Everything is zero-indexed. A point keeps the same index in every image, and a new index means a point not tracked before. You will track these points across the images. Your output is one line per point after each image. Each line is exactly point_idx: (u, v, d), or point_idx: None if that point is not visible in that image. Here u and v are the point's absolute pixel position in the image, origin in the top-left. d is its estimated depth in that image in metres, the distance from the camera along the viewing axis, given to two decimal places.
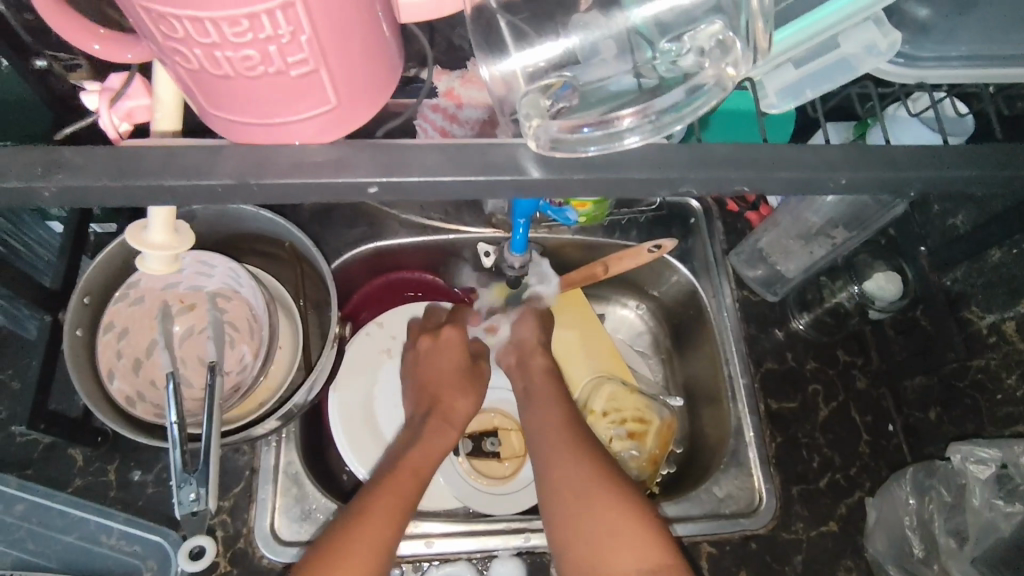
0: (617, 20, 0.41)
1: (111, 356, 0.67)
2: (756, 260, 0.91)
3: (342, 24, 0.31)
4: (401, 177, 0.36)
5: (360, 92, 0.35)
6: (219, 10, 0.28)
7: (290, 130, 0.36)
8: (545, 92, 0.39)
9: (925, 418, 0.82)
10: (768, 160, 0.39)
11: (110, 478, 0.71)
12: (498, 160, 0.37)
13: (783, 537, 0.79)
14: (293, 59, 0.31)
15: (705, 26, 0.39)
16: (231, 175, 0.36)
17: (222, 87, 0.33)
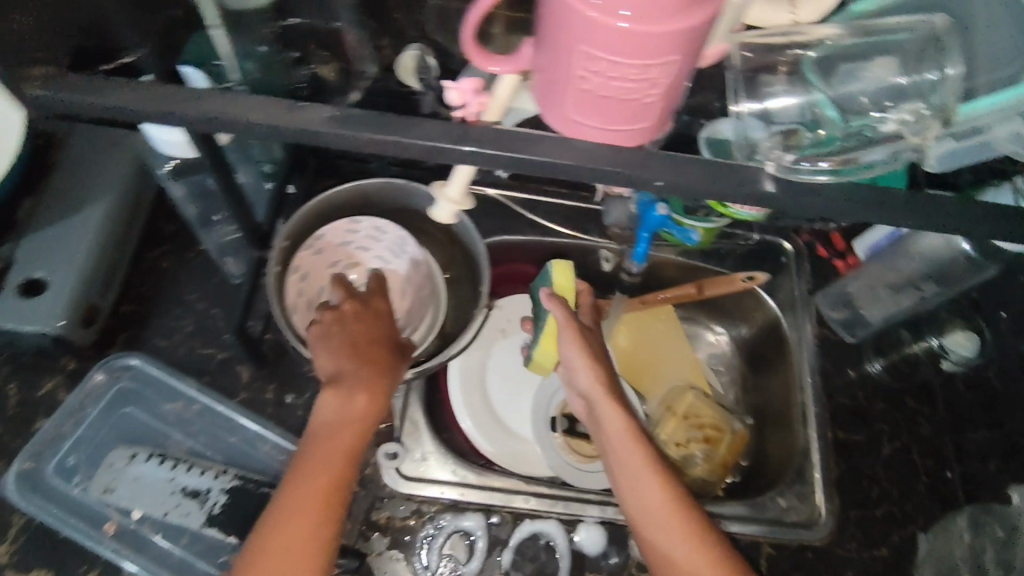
0: (806, 95, 0.54)
1: (294, 292, 0.80)
2: (841, 304, 0.99)
3: (681, 77, 0.42)
4: (630, 178, 0.46)
5: (661, 121, 0.46)
6: (619, 58, 0.39)
7: (586, 132, 0.46)
8: (774, 136, 0.52)
9: (985, 468, 0.91)
10: (927, 208, 0.48)
11: (268, 396, 0.84)
12: (722, 179, 0.47)
13: (838, 553, 0.86)
14: (653, 92, 0.42)
15: (901, 110, 0.52)
16: (500, 158, 0.47)
17: (585, 102, 0.43)
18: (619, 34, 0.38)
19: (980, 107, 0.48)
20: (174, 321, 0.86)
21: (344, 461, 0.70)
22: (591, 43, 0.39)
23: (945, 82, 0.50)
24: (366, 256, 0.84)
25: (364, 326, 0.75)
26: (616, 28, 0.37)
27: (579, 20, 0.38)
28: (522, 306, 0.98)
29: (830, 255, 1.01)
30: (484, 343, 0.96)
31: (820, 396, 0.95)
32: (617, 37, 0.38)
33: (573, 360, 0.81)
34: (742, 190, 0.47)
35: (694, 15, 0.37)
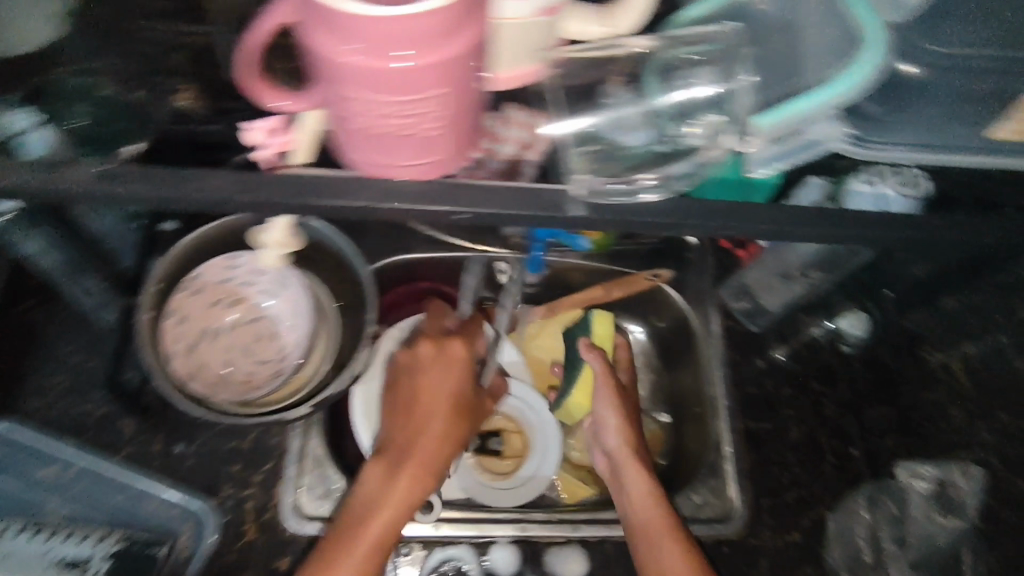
0: (643, 101, 0.53)
1: (173, 338, 0.77)
2: (742, 294, 1.00)
3: (466, 103, 0.42)
4: (472, 211, 0.47)
5: (463, 147, 0.46)
6: (396, 94, 0.39)
7: (397, 170, 0.46)
8: (589, 154, 0.51)
9: (884, 444, 0.90)
10: (744, 217, 0.49)
11: (153, 449, 0.80)
12: (547, 202, 0.47)
13: (751, 542, 0.87)
14: (428, 126, 0.42)
15: (707, 115, 0.51)
16: (345, 202, 0.47)
17: (371, 139, 0.43)
18: (390, 73, 0.38)
19: (779, 112, 0.48)
20: (45, 378, 0.81)
21: (405, 509, 0.72)
22: (364, 83, 0.39)
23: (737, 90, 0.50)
24: (251, 291, 0.81)
25: (437, 377, 0.78)
26: (385, 68, 0.38)
27: (347, 64, 0.38)
28: None
29: (731, 247, 1.03)
30: (389, 367, 0.93)
31: (726, 387, 0.96)
32: (388, 75, 0.38)
33: (605, 411, 0.89)
34: (557, 210, 0.47)
35: (458, 45, 0.38)
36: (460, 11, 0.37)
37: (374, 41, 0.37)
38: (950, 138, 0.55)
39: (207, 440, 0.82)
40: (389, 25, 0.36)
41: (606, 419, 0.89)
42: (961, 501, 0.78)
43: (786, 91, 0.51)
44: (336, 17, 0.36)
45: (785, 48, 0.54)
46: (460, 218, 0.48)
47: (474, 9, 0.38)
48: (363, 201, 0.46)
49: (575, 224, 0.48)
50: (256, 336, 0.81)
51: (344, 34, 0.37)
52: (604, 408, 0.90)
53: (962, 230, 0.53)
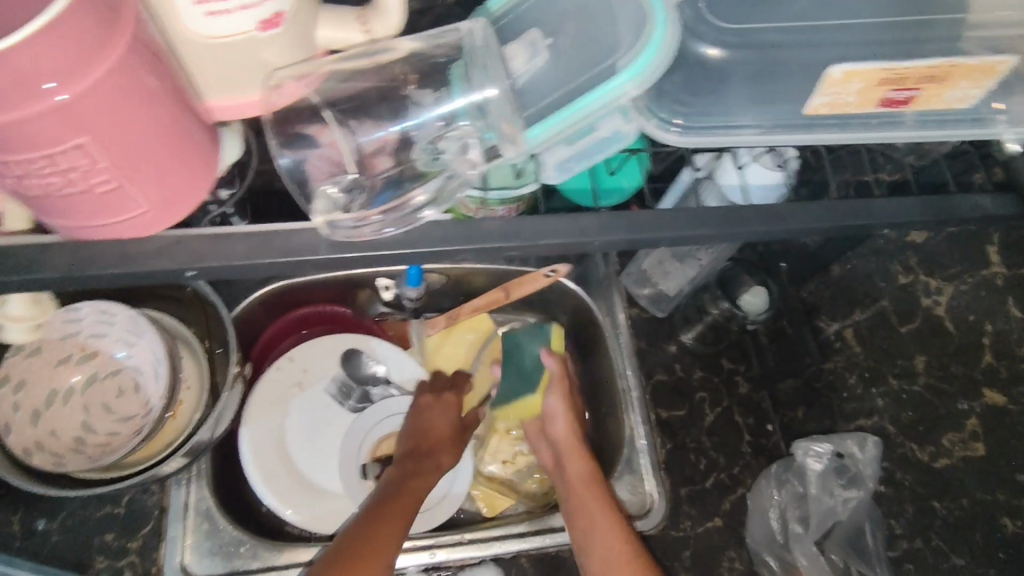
0: (433, 107, 0.47)
1: (7, 410, 0.69)
2: (643, 281, 0.95)
3: (144, 142, 0.38)
4: (266, 260, 0.45)
5: (178, 188, 0.42)
6: (38, 146, 0.35)
7: (118, 228, 0.42)
8: (347, 184, 0.47)
9: (795, 417, 0.87)
10: (536, 231, 0.47)
11: (13, 529, 0.73)
12: (296, 246, 0.45)
13: (672, 535, 0.83)
14: (98, 181, 0.38)
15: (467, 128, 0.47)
16: (109, 269, 0.43)
17: (50, 201, 0.39)
18: (13, 125, 0.33)
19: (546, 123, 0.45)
20: None
21: (411, 510, 0.69)
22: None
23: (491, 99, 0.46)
24: (104, 343, 0.72)
25: (443, 417, 0.84)
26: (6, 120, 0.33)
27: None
28: (316, 352, 0.90)
29: None
30: (279, 403, 0.87)
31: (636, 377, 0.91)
32: (14, 128, 0.33)
33: (551, 400, 0.84)
34: (316, 252, 0.45)
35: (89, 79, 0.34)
36: (73, 40, 0.33)
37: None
38: (777, 111, 0.50)
39: (72, 512, 0.74)
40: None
41: (552, 411, 0.84)
42: (859, 473, 0.77)
43: (590, 82, 0.46)
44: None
45: (588, 33, 0.49)
46: (249, 266, 0.45)
47: (96, 38, 0.34)
48: (68, 266, 0.43)
49: (377, 261, 0.46)
50: (118, 390, 0.73)
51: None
52: (553, 402, 0.84)
53: (818, 209, 0.49)
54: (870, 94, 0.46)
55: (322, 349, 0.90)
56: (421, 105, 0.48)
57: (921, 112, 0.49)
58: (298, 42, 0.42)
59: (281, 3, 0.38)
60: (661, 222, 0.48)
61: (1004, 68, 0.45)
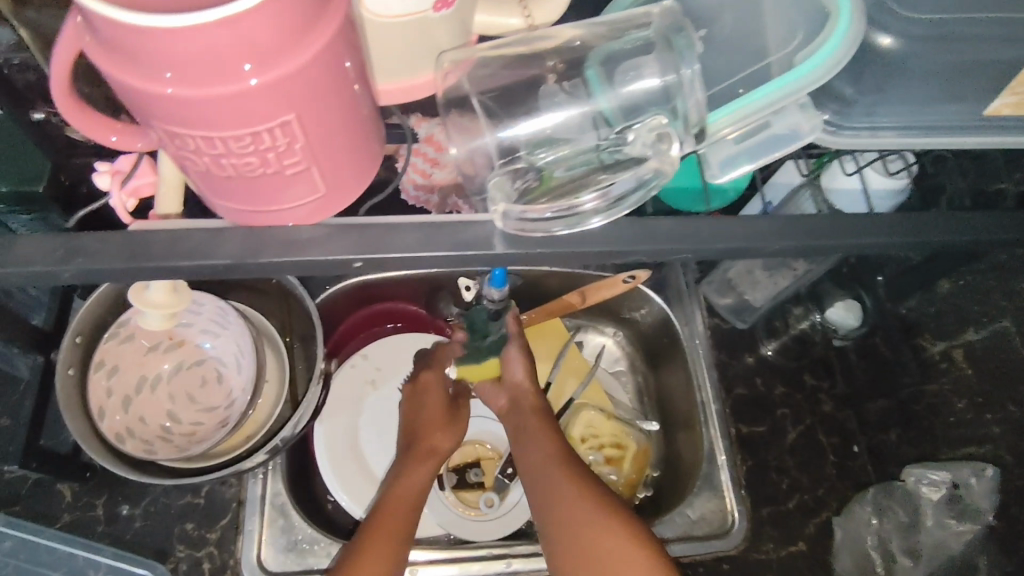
0: (588, 98, 0.39)
1: (101, 394, 0.69)
2: (726, 289, 0.90)
3: (336, 132, 0.31)
4: (383, 256, 0.35)
5: (348, 182, 0.35)
6: (233, 124, 0.28)
7: (283, 215, 0.35)
8: (515, 175, 0.38)
9: (887, 439, 0.82)
10: (711, 232, 0.38)
11: (97, 514, 0.73)
12: (470, 240, 0.36)
13: (753, 558, 0.79)
14: (289, 162, 0.31)
15: (641, 119, 0.38)
16: (230, 258, 0.35)
17: (228, 185, 0.33)
18: (213, 103, 0.27)
19: (726, 109, 0.37)
20: None
21: (401, 527, 0.66)
22: (185, 119, 0.28)
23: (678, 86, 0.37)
24: (189, 333, 0.71)
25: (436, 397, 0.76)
26: (206, 96, 0.27)
27: (155, 96, 0.27)
28: (389, 351, 0.87)
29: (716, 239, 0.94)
30: (351, 401, 0.85)
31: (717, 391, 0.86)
32: (211, 106, 0.27)
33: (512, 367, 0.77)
34: (488, 249, 0.35)
35: (303, 55, 0.27)
36: (296, 8, 0.26)
37: (182, 62, 0.26)
38: (929, 115, 0.42)
39: (155, 500, 0.74)
40: (195, 39, 0.25)
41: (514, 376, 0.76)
42: (975, 506, 0.70)
43: (753, 81, 0.40)
44: (119, 40, 0.25)
45: (748, 26, 0.42)
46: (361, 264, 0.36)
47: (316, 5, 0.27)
48: (237, 253, 0.35)
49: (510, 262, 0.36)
50: (202, 380, 0.73)
51: (139, 59, 0.26)
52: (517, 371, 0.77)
53: (994, 223, 0.44)
54: None
55: (393, 349, 0.87)
56: (558, 94, 0.40)
57: None
58: (463, 25, 0.39)
59: None
60: (844, 228, 0.41)
61: None
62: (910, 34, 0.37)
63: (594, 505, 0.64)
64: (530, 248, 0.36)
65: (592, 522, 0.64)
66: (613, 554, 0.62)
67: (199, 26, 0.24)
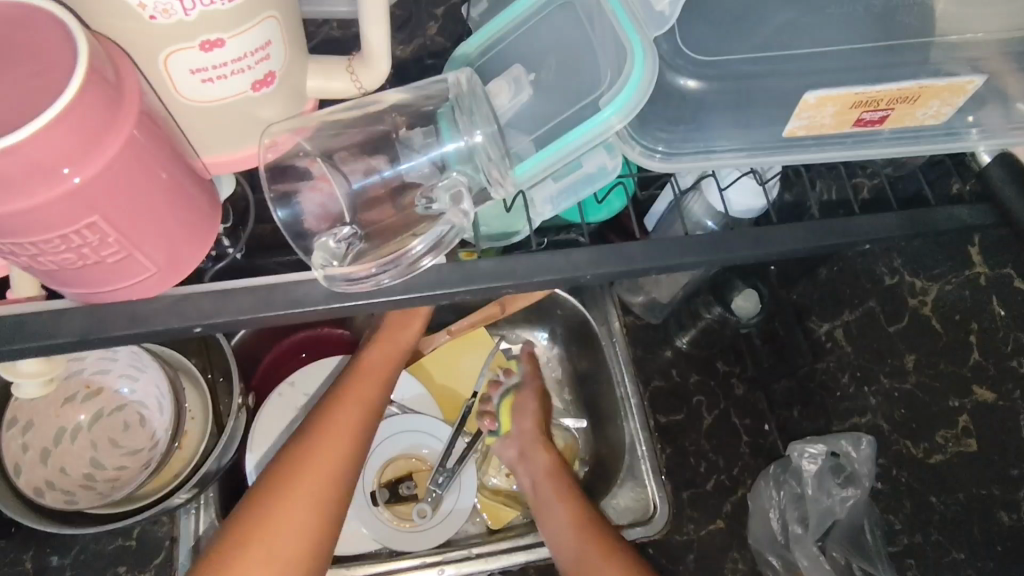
0: (426, 149, 0.43)
1: (15, 450, 0.70)
2: (637, 288, 0.94)
3: (153, 219, 0.35)
4: (225, 322, 0.39)
5: (180, 259, 0.38)
6: (41, 231, 0.31)
7: (117, 294, 0.38)
8: (340, 233, 0.41)
9: (791, 415, 0.88)
10: (531, 265, 0.40)
11: (26, 567, 0.74)
12: (303, 296, 0.39)
13: (675, 539, 0.84)
14: (107, 253, 0.34)
15: (460, 172, 0.42)
16: (74, 336, 0.38)
17: (56, 275, 0.35)
18: (27, 214, 0.30)
19: (530, 164, 0.41)
20: None
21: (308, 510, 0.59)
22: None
23: (481, 144, 0.41)
24: (107, 379, 0.74)
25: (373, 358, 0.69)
26: (21, 208, 0.29)
27: None
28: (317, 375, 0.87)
29: None
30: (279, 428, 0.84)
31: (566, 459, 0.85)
32: (26, 216, 0.30)
33: None
34: (314, 304, 0.39)
35: (104, 153, 0.30)
36: (84, 123, 0.29)
37: None
38: (755, 138, 0.45)
39: (84, 547, 0.75)
40: None
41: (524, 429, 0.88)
42: (855, 472, 0.76)
43: (571, 123, 0.42)
44: None
45: (572, 70, 0.44)
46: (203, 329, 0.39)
47: (104, 120, 0.30)
48: (81, 330, 0.38)
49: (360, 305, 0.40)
50: (124, 425, 0.75)
51: None
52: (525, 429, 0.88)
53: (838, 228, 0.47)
54: (844, 117, 0.42)
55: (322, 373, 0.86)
56: (409, 150, 0.43)
57: (893, 128, 0.45)
58: (291, 95, 0.40)
59: (275, 63, 0.36)
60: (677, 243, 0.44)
61: (974, 86, 0.42)
62: (709, 76, 0.43)
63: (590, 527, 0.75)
64: (368, 299, 0.40)
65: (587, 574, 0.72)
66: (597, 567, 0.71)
67: (2, 150, 0.27)
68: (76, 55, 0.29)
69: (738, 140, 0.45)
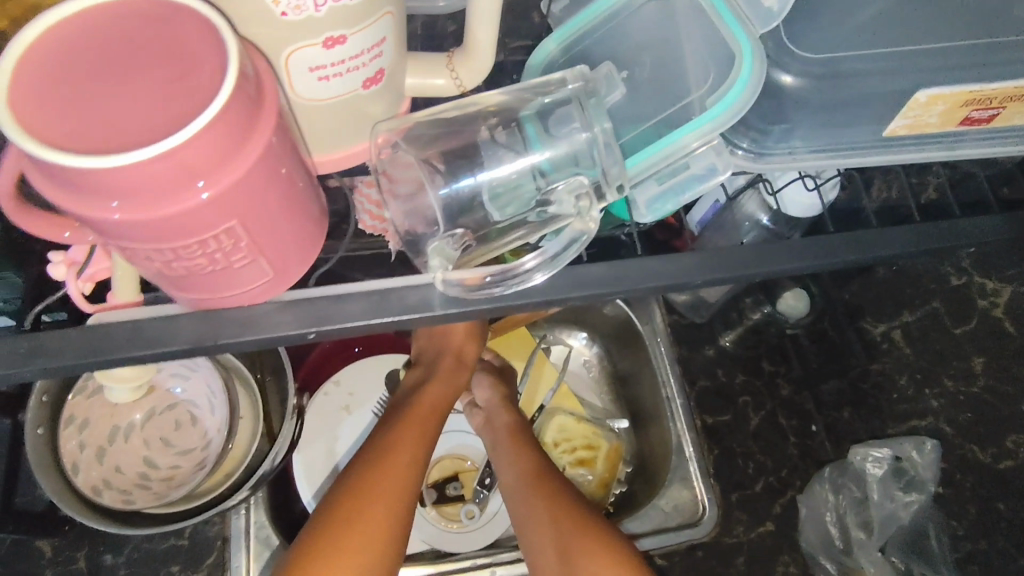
0: (525, 153, 0.43)
1: (74, 448, 0.69)
2: (683, 287, 0.92)
3: (278, 223, 0.35)
4: (331, 327, 0.38)
5: (294, 263, 0.38)
6: (181, 236, 0.31)
7: (229, 299, 0.38)
8: (456, 239, 0.42)
9: (840, 417, 0.84)
10: (642, 270, 0.40)
11: (79, 566, 0.73)
12: (413, 301, 0.39)
13: (726, 542, 0.81)
14: (235, 257, 0.34)
15: (568, 173, 0.42)
16: (188, 344, 0.38)
17: (178, 280, 0.35)
18: (175, 219, 0.30)
19: (642, 156, 0.40)
20: None
21: (390, 523, 0.58)
22: (138, 235, 0.31)
23: (596, 140, 0.41)
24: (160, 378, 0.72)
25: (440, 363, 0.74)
26: (169, 213, 0.30)
27: (107, 222, 0.29)
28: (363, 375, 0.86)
29: None
30: (328, 426, 0.84)
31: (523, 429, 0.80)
32: (173, 223, 0.30)
33: None
34: (430, 309, 0.39)
35: (248, 155, 0.30)
36: (233, 125, 0.29)
37: (132, 191, 0.29)
38: (849, 139, 0.44)
39: (138, 546, 0.75)
40: (146, 171, 0.28)
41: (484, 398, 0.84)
42: (919, 477, 0.76)
43: (675, 121, 0.42)
44: (73, 178, 0.28)
45: (668, 70, 0.44)
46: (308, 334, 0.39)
47: (249, 122, 0.30)
48: (198, 336, 0.38)
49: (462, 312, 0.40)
50: (176, 424, 0.74)
51: (90, 191, 0.28)
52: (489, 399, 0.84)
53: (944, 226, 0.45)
54: (951, 116, 0.42)
55: (368, 372, 0.86)
56: (496, 146, 0.43)
57: (990, 130, 0.44)
58: (392, 94, 0.41)
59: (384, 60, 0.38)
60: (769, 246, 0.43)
61: None
62: (810, 73, 0.41)
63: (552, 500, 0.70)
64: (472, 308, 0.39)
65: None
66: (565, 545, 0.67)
67: (161, 156, 0.27)
68: (226, 56, 0.29)
69: (835, 142, 0.44)
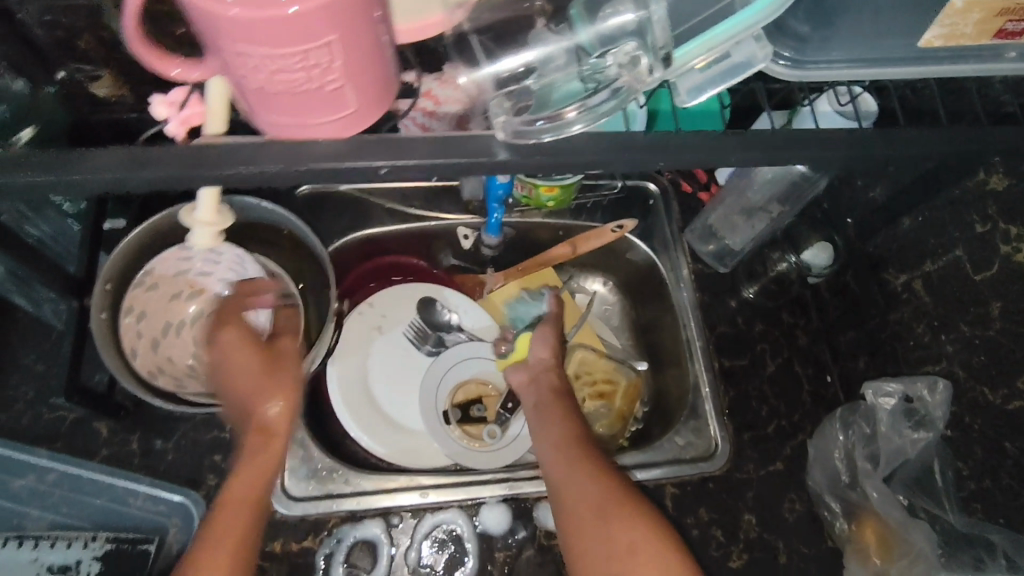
0: (572, 36, 0.48)
1: (132, 335, 0.74)
2: (707, 236, 0.95)
3: (367, 54, 0.39)
4: (402, 163, 0.43)
5: (374, 103, 0.42)
6: (283, 45, 0.36)
7: (318, 129, 0.43)
8: (510, 98, 0.48)
9: (856, 366, 0.89)
10: (679, 147, 0.45)
11: (133, 447, 0.79)
12: (474, 148, 0.44)
13: (736, 476, 0.85)
14: (329, 79, 0.39)
15: (619, 46, 0.45)
16: (278, 165, 0.43)
17: (278, 102, 0.40)
18: (277, 23, 0.34)
19: (695, 43, 0.44)
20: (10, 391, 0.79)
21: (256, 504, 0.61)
22: (247, 37, 0.35)
23: (654, 17, 0.44)
24: (209, 281, 0.77)
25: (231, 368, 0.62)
26: (273, 15, 0.34)
27: (224, 18, 0.34)
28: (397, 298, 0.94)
29: (694, 190, 0.96)
30: (361, 343, 0.91)
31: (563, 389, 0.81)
32: (275, 27, 0.35)
33: None
34: (492, 156, 0.44)
35: None
36: None
37: None
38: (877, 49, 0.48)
39: (184, 434, 0.80)
40: None
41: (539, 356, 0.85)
42: (930, 415, 0.78)
43: (723, 12, 0.45)
44: None
45: None
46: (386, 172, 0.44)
47: None
48: (283, 160, 0.43)
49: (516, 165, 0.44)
50: None
51: None
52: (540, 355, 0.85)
53: (966, 138, 0.48)
54: (987, 25, 0.45)
55: (404, 295, 0.94)
56: (546, 36, 0.48)
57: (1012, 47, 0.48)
58: None
59: None
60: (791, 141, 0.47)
61: None
62: None
63: (601, 479, 0.67)
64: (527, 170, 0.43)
65: (610, 558, 0.63)
66: (609, 529, 0.64)
67: None
68: None
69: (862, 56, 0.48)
